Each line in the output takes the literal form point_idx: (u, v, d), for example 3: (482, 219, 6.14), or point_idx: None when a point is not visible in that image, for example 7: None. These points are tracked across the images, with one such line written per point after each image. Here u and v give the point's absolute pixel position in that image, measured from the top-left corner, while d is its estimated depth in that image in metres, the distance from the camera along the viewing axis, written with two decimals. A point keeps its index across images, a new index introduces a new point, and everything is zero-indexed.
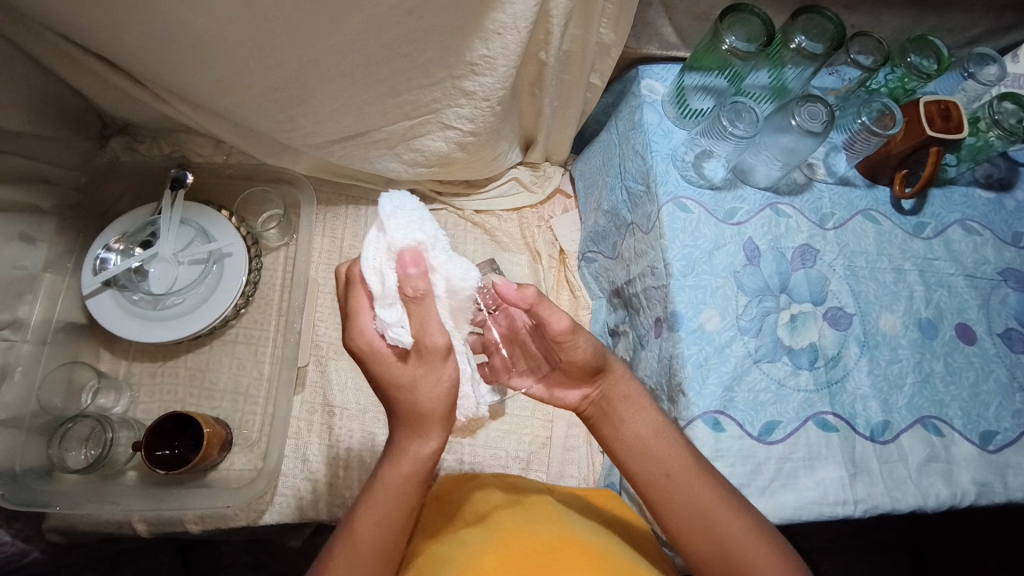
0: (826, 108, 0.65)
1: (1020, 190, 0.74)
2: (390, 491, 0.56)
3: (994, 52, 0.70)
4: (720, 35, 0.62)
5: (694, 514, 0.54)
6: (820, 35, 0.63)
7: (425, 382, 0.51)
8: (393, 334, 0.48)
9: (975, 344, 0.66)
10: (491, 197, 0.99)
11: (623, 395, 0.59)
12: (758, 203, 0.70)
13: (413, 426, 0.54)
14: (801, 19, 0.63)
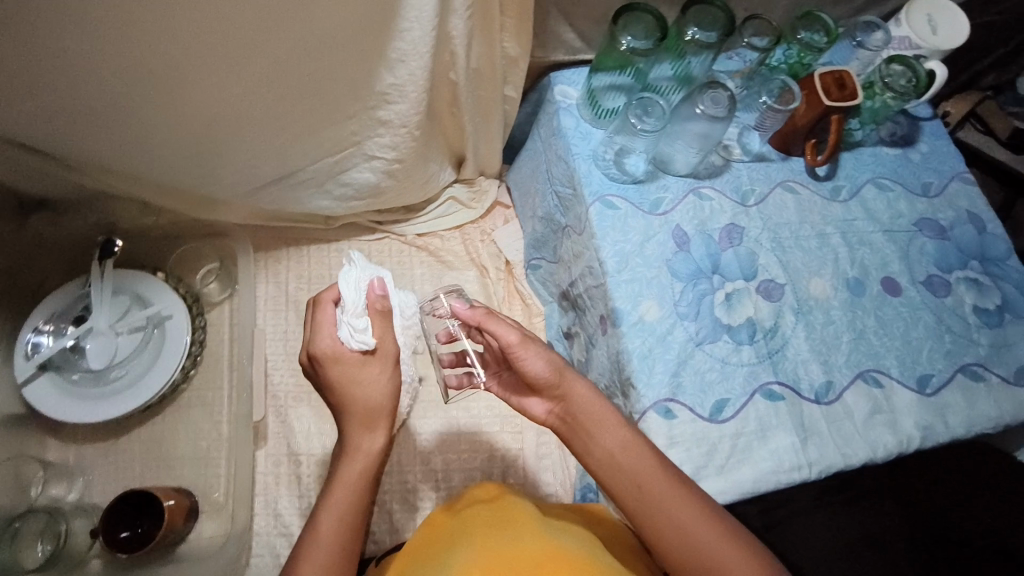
0: (727, 92, 0.67)
1: (922, 143, 0.78)
2: (354, 473, 0.58)
3: (876, 20, 0.73)
4: (617, 37, 0.65)
5: (677, 531, 0.54)
6: (710, 26, 0.66)
7: (382, 380, 0.58)
8: (358, 340, 0.56)
9: (901, 295, 0.69)
10: (432, 219, 1.00)
11: (589, 412, 0.58)
12: (681, 190, 0.72)
13: (366, 419, 0.59)
14: (688, 12, 0.66)
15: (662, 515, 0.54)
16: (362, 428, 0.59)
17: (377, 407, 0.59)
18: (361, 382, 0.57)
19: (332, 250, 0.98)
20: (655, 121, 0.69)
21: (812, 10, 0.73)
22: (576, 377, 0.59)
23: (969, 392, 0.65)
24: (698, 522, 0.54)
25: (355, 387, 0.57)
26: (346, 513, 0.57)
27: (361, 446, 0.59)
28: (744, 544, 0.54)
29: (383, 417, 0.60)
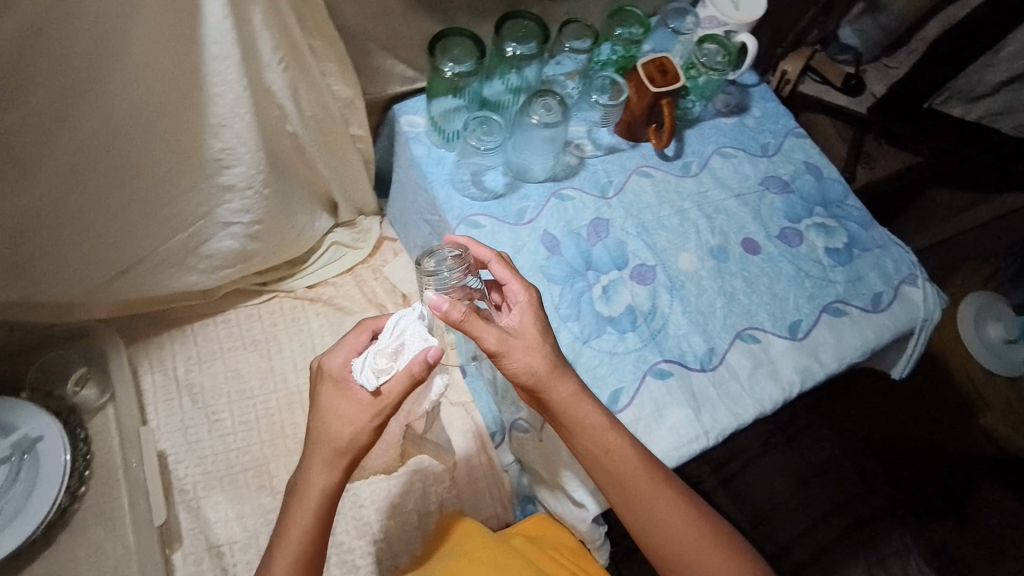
0: (557, 98, 0.71)
1: (754, 108, 0.83)
2: (306, 512, 0.52)
3: (685, 5, 0.79)
4: (438, 66, 0.64)
5: (654, 523, 0.58)
6: (526, 37, 0.68)
7: (358, 421, 0.50)
8: (364, 377, 0.50)
9: (761, 252, 0.74)
10: (319, 268, 0.97)
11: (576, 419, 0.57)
12: (542, 196, 0.74)
13: (333, 451, 0.52)
14: (499, 30, 0.67)
15: (640, 508, 0.58)
16: (320, 468, 0.52)
17: (338, 447, 0.51)
18: (320, 422, 0.51)
19: (217, 325, 0.92)
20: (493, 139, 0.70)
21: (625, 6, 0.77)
22: (564, 378, 0.56)
23: (836, 328, 0.70)
24: (673, 515, 0.58)
25: (319, 415, 0.52)
26: (306, 532, 0.52)
27: (319, 480, 0.52)
28: (710, 528, 0.59)
29: (347, 463, 0.52)
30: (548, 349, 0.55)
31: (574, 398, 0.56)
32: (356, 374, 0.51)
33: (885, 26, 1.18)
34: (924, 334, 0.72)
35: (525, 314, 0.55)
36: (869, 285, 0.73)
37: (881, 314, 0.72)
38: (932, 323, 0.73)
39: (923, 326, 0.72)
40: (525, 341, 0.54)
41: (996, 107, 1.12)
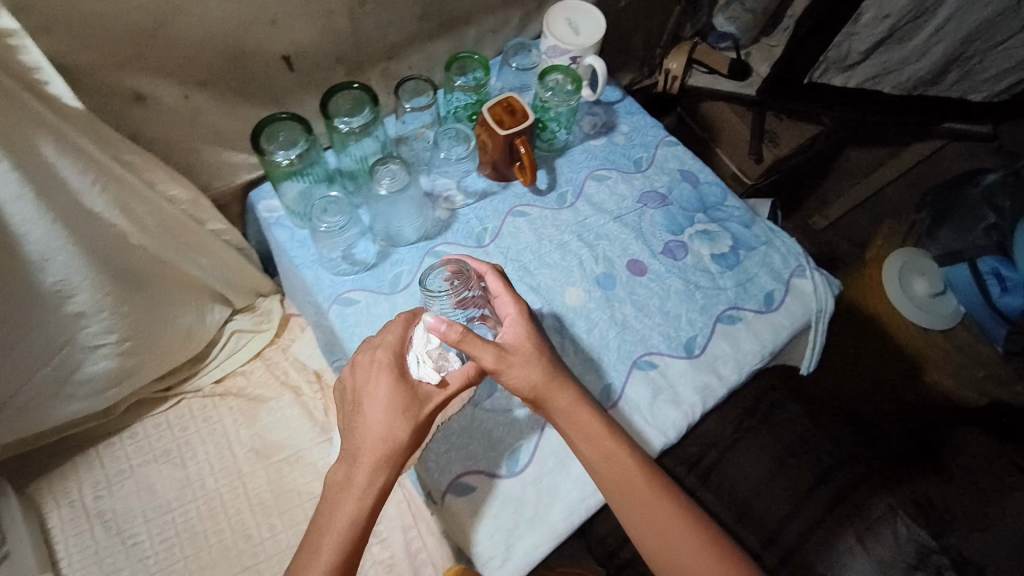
0: (402, 163, 0.67)
1: (622, 124, 0.82)
2: (351, 508, 0.52)
3: (525, 42, 0.78)
4: (265, 157, 0.60)
5: (660, 535, 0.54)
6: (357, 109, 0.64)
7: (426, 408, 0.55)
8: (424, 371, 0.56)
9: (647, 272, 0.73)
10: (224, 359, 0.93)
11: (575, 425, 0.57)
12: (416, 257, 0.72)
13: (381, 446, 0.53)
14: (326, 108, 0.62)
15: (642, 520, 0.55)
16: (375, 464, 0.53)
17: (392, 440, 0.53)
18: (376, 415, 0.54)
19: (123, 439, 0.88)
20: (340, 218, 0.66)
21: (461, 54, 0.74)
22: (563, 389, 0.57)
23: (732, 337, 0.70)
24: (680, 529, 0.54)
25: (374, 407, 0.54)
26: (349, 530, 0.52)
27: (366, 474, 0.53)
28: (725, 548, 0.54)
29: (399, 461, 0.54)
30: (549, 358, 0.58)
31: (569, 403, 0.57)
32: (415, 368, 0.57)
33: (753, 9, 1.21)
34: (823, 325, 0.72)
35: (520, 327, 0.59)
36: (761, 285, 0.72)
37: (775, 312, 0.71)
38: (827, 313, 0.73)
39: (819, 318, 0.72)
40: (526, 350, 0.57)
41: (873, 72, 1.11)
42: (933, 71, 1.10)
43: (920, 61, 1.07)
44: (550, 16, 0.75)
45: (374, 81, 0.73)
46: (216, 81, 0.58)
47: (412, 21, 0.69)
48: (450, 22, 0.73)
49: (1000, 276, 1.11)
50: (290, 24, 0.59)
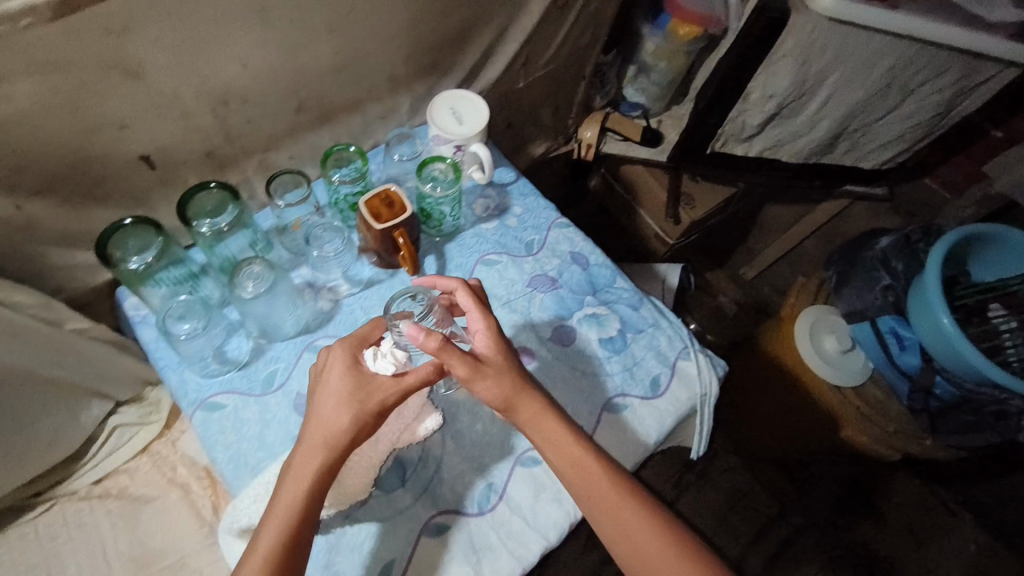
0: (265, 263, 0.66)
1: (515, 205, 0.83)
2: (292, 490, 0.54)
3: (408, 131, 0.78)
4: (113, 264, 0.57)
5: (626, 531, 0.58)
6: (219, 210, 0.62)
7: (373, 397, 0.57)
8: (381, 363, 0.59)
9: (535, 359, 0.72)
10: (102, 458, 0.86)
11: (543, 433, 0.59)
12: (293, 353, 0.69)
13: (327, 427, 0.56)
14: (184, 212, 0.61)
15: (613, 523, 0.58)
16: (319, 443, 0.56)
17: (338, 422, 0.56)
18: (326, 401, 0.57)
19: None
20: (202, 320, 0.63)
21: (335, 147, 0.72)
22: (529, 398, 0.59)
23: (617, 427, 0.69)
24: (646, 526, 0.58)
25: (325, 396, 0.58)
26: (289, 510, 0.53)
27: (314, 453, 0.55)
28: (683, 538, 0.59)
29: (342, 451, 0.56)
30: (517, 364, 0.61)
31: (534, 410, 0.59)
32: (373, 361, 0.59)
33: (659, 83, 1.22)
34: (709, 407, 0.72)
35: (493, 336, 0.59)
36: (646, 369, 0.73)
37: (660, 397, 0.71)
38: (712, 395, 0.73)
39: (705, 401, 0.72)
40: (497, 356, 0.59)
41: (771, 140, 1.17)
42: (823, 143, 1.16)
43: (809, 134, 1.14)
44: (432, 106, 0.76)
45: (251, 170, 0.71)
46: (57, 186, 0.56)
47: (288, 114, 0.68)
48: (331, 112, 0.72)
49: (898, 335, 1.15)
50: (143, 129, 0.56)
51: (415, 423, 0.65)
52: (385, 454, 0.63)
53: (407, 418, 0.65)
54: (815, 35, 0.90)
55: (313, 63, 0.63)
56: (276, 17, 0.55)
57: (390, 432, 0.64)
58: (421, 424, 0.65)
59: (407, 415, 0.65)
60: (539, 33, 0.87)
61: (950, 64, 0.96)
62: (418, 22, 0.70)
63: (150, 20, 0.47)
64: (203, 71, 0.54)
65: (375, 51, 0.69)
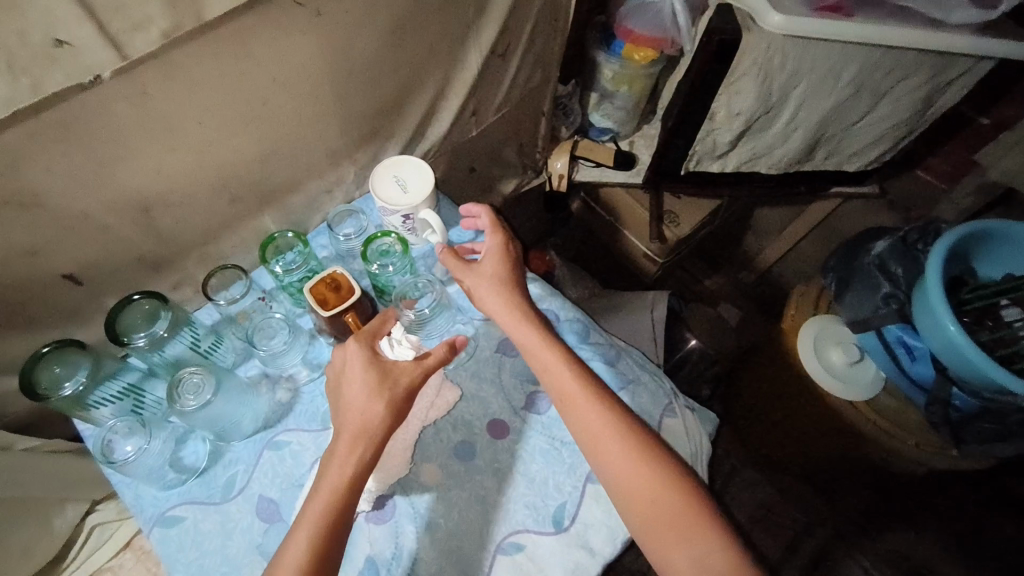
0: (204, 369, 0.61)
1: None
2: (334, 475, 0.56)
3: (353, 206, 0.76)
4: (37, 394, 0.53)
5: (582, 414, 0.63)
6: (153, 317, 0.60)
7: (399, 382, 0.59)
8: (399, 350, 0.63)
9: (509, 432, 0.69)
10: (84, 560, 0.79)
11: (520, 327, 0.68)
12: (254, 453, 0.65)
13: (356, 420, 0.57)
14: (112, 330, 0.58)
15: (569, 401, 0.64)
16: (353, 435, 0.57)
17: (369, 416, 0.57)
18: (356, 395, 0.58)
19: None
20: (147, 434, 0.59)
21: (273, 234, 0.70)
22: (512, 302, 0.70)
23: (604, 500, 0.65)
24: (602, 416, 0.63)
25: (352, 389, 0.58)
26: (331, 496, 0.54)
27: (349, 432, 0.57)
28: (638, 431, 0.63)
29: (378, 440, 0.58)
30: (507, 286, 0.71)
31: (513, 315, 0.69)
32: (390, 351, 0.63)
33: (623, 107, 1.18)
34: (699, 467, 0.69)
35: (495, 258, 0.73)
36: None
37: None
38: (700, 454, 0.70)
39: (695, 463, 0.69)
40: (488, 276, 0.71)
41: (746, 156, 1.13)
42: (801, 152, 1.12)
43: (784, 146, 1.10)
44: (375, 176, 0.74)
45: (192, 267, 0.69)
46: None
47: (222, 208, 0.66)
48: (271, 196, 0.70)
49: (906, 344, 1.10)
50: (59, 250, 0.54)
51: (438, 398, 0.69)
52: (414, 434, 0.67)
53: (430, 394, 0.69)
54: (772, 51, 0.87)
55: (238, 156, 0.62)
56: (182, 123, 0.54)
57: (418, 410, 0.68)
58: (443, 399, 0.69)
59: (430, 396, 0.69)
60: (482, 81, 0.86)
61: (918, 66, 0.92)
62: (346, 98, 0.68)
63: (40, 149, 0.46)
64: (114, 184, 0.53)
65: (305, 132, 0.67)
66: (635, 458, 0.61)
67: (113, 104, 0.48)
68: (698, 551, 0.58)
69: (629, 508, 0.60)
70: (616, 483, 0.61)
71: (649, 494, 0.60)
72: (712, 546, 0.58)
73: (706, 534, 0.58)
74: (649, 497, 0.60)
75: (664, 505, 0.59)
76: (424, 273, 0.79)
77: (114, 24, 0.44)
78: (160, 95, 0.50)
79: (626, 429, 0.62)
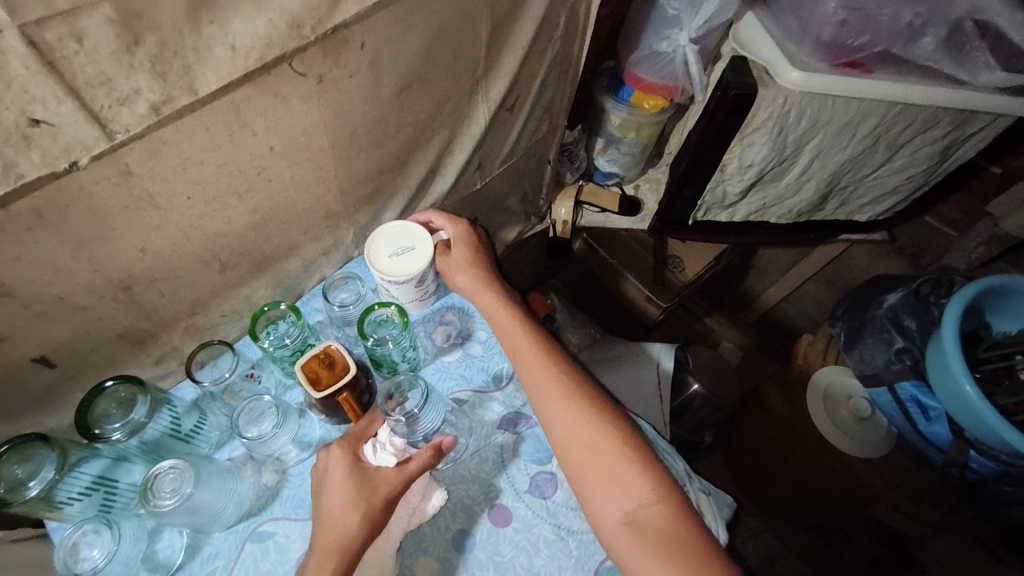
0: (182, 462, 0.55)
1: (478, 330, 0.76)
2: None
3: (355, 272, 0.72)
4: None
5: (531, 368, 0.65)
6: (130, 403, 0.55)
7: (378, 492, 0.56)
8: (381, 456, 0.57)
9: (512, 521, 0.63)
10: None
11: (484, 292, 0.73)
12: (235, 545, 0.59)
13: (330, 538, 0.54)
14: (84, 424, 0.53)
15: (522, 358, 0.66)
16: (324, 553, 0.53)
17: (345, 527, 0.54)
18: (333, 505, 0.55)
19: None
20: (118, 534, 0.53)
21: (264, 305, 0.66)
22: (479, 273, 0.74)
23: None
24: (550, 373, 0.64)
25: (330, 498, 0.56)
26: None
27: (325, 540, 0.54)
28: (586, 389, 0.63)
29: (353, 557, 0.54)
30: (476, 262, 0.75)
31: (478, 283, 0.73)
32: (371, 457, 0.57)
33: (630, 152, 1.16)
34: None
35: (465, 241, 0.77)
36: None
37: None
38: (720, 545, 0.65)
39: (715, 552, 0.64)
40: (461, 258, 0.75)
41: (756, 206, 1.11)
42: (812, 202, 1.10)
43: (795, 196, 1.08)
44: (377, 267, 0.68)
45: (177, 339, 0.64)
46: None
47: (212, 277, 0.61)
48: (265, 262, 0.66)
49: (921, 404, 1.04)
50: (30, 335, 0.49)
51: (422, 503, 0.62)
52: (396, 545, 0.60)
53: (414, 499, 0.61)
54: (789, 107, 0.85)
55: (231, 226, 0.58)
56: (170, 199, 0.49)
57: (399, 516, 0.60)
58: (426, 505, 0.62)
59: (412, 501, 0.61)
60: (488, 135, 0.83)
61: (937, 119, 0.89)
62: (348, 160, 0.65)
63: (9, 239, 0.41)
64: (93, 264, 0.48)
65: (302, 198, 0.63)
66: (576, 406, 0.61)
67: (93, 187, 0.43)
68: (630, 503, 0.55)
69: (566, 454, 0.59)
70: (561, 432, 0.60)
71: (587, 443, 0.59)
72: (644, 499, 0.55)
73: (640, 485, 0.55)
74: (591, 448, 0.58)
75: (600, 450, 0.58)
76: (422, 339, 0.76)
77: (97, 100, 0.39)
78: (145, 175, 0.46)
79: (570, 380, 0.63)
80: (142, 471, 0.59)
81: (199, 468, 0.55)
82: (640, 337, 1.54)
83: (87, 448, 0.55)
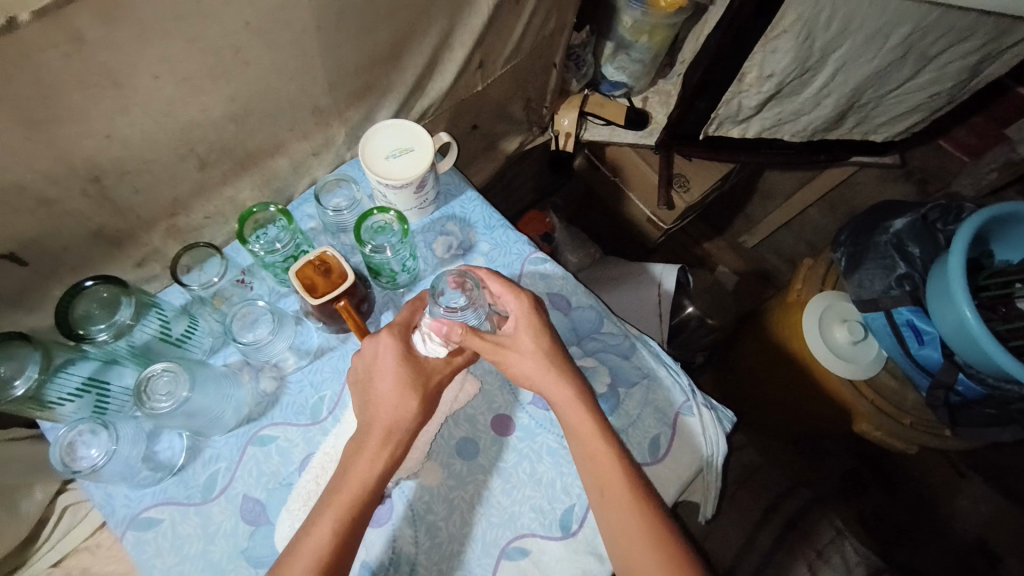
0: (175, 365, 0.54)
1: (481, 240, 0.73)
2: (362, 471, 0.53)
3: (348, 175, 0.68)
4: None
5: (625, 535, 0.54)
6: (114, 305, 0.52)
7: (432, 380, 0.58)
8: (433, 346, 0.57)
9: (515, 429, 0.63)
10: (59, 540, 0.70)
11: (542, 368, 0.59)
12: (237, 448, 0.59)
13: (386, 423, 0.55)
14: (67, 326, 0.50)
15: (588, 456, 0.57)
16: (382, 434, 0.54)
17: (402, 412, 0.55)
18: (385, 390, 0.56)
19: None
20: (115, 434, 0.53)
21: (251, 207, 0.62)
22: (543, 340, 0.60)
23: None
24: (650, 544, 0.54)
25: (383, 385, 0.56)
26: (361, 488, 0.52)
27: (385, 419, 0.55)
28: (654, 505, 0.56)
29: (405, 439, 0.56)
30: (543, 342, 0.60)
31: (545, 360, 0.59)
32: (421, 345, 0.57)
33: (641, 59, 1.07)
34: (714, 470, 0.65)
35: (527, 326, 0.60)
36: (644, 429, 0.66)
37: (659, 462, 0.64)
38: (717, 458, 0.65)
39: (710, 465, 0.65)
40: (528, 353, 0.59)
41: (770, 121, 1.05)
42: (829, 120, 1.04)
43: (812, 112, 1.02)
44: (372, 169, 0.63)
45: (159, 240, 0.61)
46: None
47: (190, 173, 0.56)
48: (249, 160, 0.61)
49: (915, 329, 1.05)
50: None
51: (463, 390, 0.64)
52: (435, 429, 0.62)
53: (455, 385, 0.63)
54: (821, 8, 0.77)
55: (207, 115, 0.52)
56: (133, 77, 0.44)
57: (444, 402, 0.63)
58: (465, 393, 0.64)
59: (455, 388, 0.63)
60: (491, 29, 0.76)
61: (975, 29, 0.82)
62: (335, 47, 0.58)
63: None
64: (50, 151, 0.44)
65: (285, 88, 0.57)
66: (648, 527, 0.54)
67: (40, 55, 0.38)
68: None
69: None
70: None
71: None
72: None
73: None
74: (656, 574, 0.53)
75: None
76: (422, 250, 0.73)
77: None
78: (100, 44, 0.40)
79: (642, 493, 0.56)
80: (135, 374, 0.58)
81: (188, 375, 0.54)
82: (638, 258, 1.52)
83: (74, 349, 0.53)
